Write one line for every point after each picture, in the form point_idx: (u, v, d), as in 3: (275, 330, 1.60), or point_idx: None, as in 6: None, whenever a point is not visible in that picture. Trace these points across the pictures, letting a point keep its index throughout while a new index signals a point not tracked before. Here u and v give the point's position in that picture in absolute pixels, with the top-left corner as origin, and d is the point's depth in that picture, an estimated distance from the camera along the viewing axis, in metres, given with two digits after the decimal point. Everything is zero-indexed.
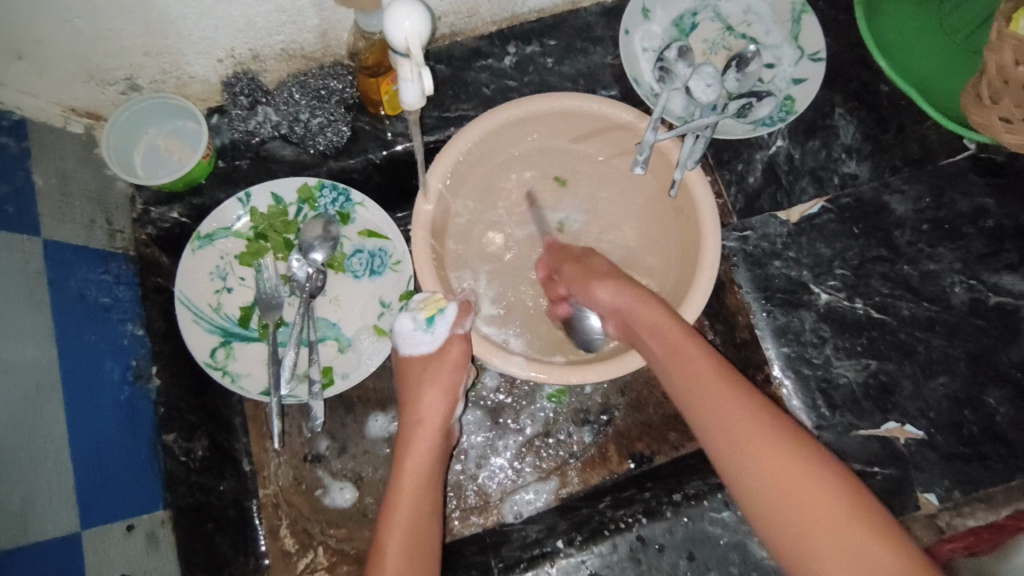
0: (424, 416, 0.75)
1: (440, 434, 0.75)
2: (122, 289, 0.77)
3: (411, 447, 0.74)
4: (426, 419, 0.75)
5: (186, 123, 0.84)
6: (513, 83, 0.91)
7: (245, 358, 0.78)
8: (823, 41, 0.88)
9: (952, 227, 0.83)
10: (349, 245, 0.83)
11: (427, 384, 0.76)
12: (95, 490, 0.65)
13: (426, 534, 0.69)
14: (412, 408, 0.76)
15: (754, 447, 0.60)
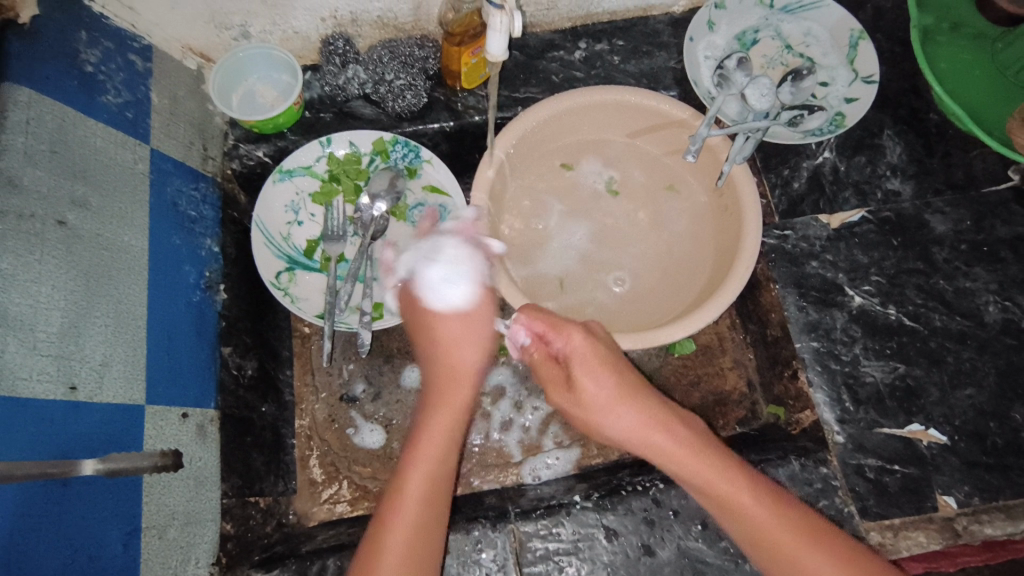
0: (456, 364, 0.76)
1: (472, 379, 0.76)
2: (206, 207, 0.85)
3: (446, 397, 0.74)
4: (457, 366, 0.76)
5: (283, 75, 0.92)
6: (580, 75, 0.98)
7: (306, 284, 0.86)
8: (876, 67, 0.93)
9: (990, 251, 0.86)
10: (412, 198, 0.91)
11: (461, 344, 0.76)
12: (161, 370, 0.72)
13: (440, 499, 0.67)
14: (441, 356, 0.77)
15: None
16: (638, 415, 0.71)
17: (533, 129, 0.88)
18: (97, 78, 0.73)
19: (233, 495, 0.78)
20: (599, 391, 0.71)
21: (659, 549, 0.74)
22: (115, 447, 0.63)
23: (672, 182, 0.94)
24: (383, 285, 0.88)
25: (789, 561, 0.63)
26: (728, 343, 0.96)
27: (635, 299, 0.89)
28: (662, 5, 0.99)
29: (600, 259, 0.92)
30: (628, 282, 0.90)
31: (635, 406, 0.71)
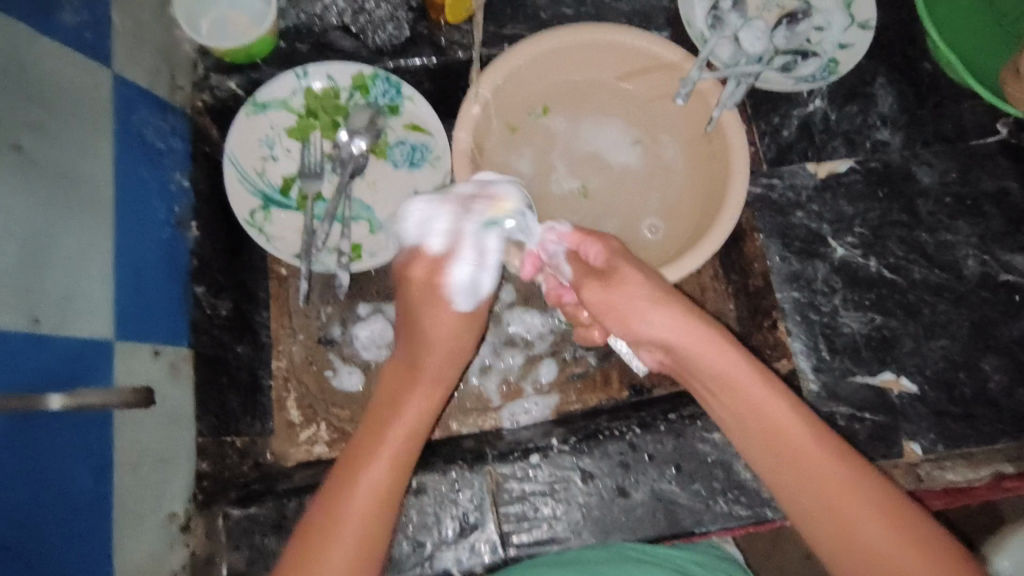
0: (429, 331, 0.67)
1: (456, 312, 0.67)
2: (176, 140, 0.82)
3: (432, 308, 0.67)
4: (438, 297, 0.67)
5: (256, 3, 0.87)
6: (570, 12, 0.94)
7: (282, 223, 0.83)
8: (874, 12, 0.90)
9: (974, 204, 0.86)
10: (392, 136, 0.87)
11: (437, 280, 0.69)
12: (130, 306, 0.70)
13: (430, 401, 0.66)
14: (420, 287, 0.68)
15: (829, 508, 0.56)
16: (677, 323, 0.60)
17: (517, 69, 0.85)
18: None
19: (209, 434, 0.77)
20: (654, 319, 0.60)
21: (633, 491, 0.75)
22: (81, 382, 0.62)
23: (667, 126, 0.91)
24: (363, 225, 0.86)
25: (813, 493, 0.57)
26: (710, 293, 0.96)
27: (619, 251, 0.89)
28: None
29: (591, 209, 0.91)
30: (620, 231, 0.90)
31: (675, 313, 0.60)
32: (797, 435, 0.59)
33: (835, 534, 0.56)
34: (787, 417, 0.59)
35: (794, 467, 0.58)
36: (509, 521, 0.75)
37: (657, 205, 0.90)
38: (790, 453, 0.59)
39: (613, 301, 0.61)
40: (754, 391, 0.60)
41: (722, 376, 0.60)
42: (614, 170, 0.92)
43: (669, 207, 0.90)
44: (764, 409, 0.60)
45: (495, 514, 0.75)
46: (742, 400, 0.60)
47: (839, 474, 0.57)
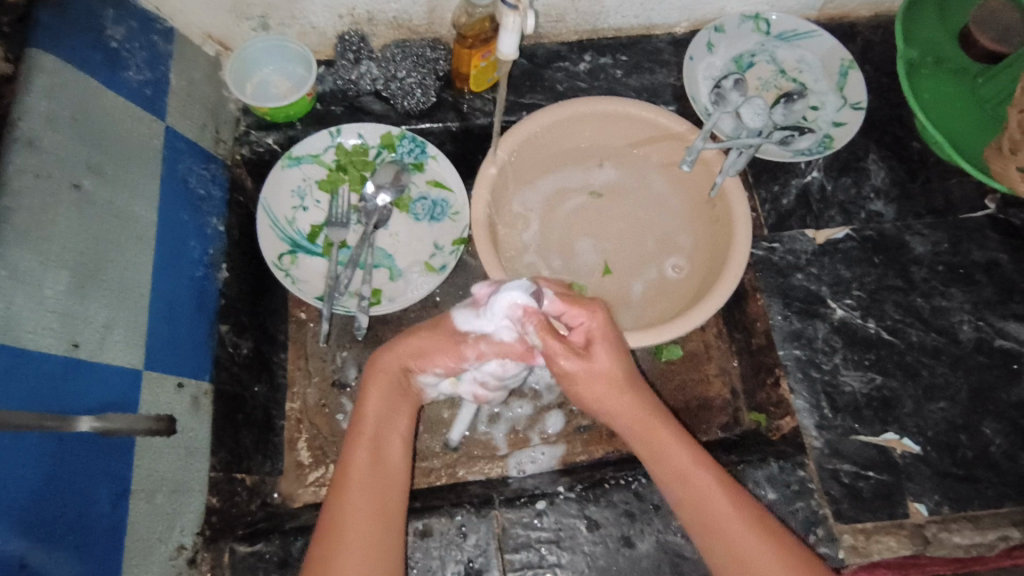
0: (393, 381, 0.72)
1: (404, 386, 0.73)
2: (215, 188, 0.88)
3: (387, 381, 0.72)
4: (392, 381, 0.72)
5: (297, 69, 0.95)
6: (583, 85, 1.02)
7: (307, 267, 0.87)
8: (865, 95, 0.98)
9: (966, 273, 0.90)
10: (415, 191, 0.93)
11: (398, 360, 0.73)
12: (160, 338, 0.73)
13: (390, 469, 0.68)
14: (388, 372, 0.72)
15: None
16: (635, 399, 0.69)
17: (535, 134, 0.92)
18: (120, 54, 0.76)
19: (221, 470, 0.78)
20: (610, 401, 0.68)
21: (638, 541, 0.76)
22: (110, 408, 0.64)
23: (659, 181, 0.98)
24: (383, 273, 0.89)
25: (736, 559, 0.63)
26: (714, 351, 0.99)
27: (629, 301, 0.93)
28: (664, 25, 1.04)
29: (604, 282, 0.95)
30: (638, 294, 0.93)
31: (637, 388, 0.69)
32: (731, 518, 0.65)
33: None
34: (720, 491, 0.66)
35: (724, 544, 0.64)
36: (514, 568, 0.75)
37: (667, 260, 0.95)
38: (713, 525, 0.65)
39: (592, 372, 0.67)
40: (699, 479, 0.67)
41: (649, 446, 0.69)
42: (625, 225, 0.97)
43: (677, 263, 0.94)
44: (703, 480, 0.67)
45: (500, 560, 0.75)
46: (682, 467, 0.67)
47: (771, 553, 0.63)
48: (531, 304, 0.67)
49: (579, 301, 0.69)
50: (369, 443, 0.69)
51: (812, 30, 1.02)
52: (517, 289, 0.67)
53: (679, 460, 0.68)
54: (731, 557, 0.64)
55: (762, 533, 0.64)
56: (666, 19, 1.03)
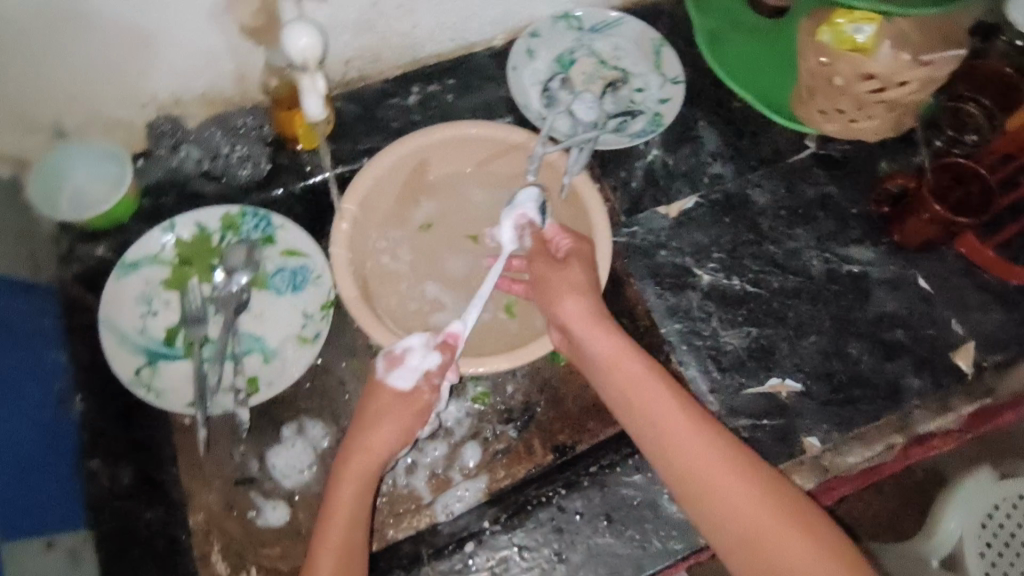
0: (370, 450, 0.78)
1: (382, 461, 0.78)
2: (46, 320, 0.81)
3: (361, 453, 0.78)
4: (371, 450, 0.78)
5: (111, 166, 0.88)
6: (418, 118, 1.02)
7: (171, 374, 0.81)
8: (681, 69, 1.04)
9: (805, 212, 0.96)
10: (271, 264, 0.88)
11: (383, 419, 0.79)
12: (16, 504, 0.68)
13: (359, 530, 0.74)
14: (365, 445, 0.78)
15: (745, 526, 0.65)
16: (608, 340, 0.78)
17: (382, 176, 0.92)
18: None
19: None
20: (582, 316, 0.79)
21: (570, 553, 0.84)
22: None
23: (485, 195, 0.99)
24: (256, 357, 0.84)
25: (718, 502, 0.67)
26: None
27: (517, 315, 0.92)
28: (482, 41, 1.05)
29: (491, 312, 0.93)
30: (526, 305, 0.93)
31: (610, 332, 0.78)
32: (714, 458, 0.69)
33: (720, 519, 0.67)
34: (706, 439, 0.70)
35: (705, 482, 0.68)
36: None
37: None
38: (695, 472, 0.69)
39: (553, 281, 0.81)
40: (698, 438, 0.70)
41: (626, 384, 0.76)
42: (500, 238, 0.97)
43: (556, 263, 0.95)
44: (681, 431, 0.71)
45: None
46: (667, 416, 0.72)
47: (759, 499, 0.66)
48: (536, 219, 0.87)
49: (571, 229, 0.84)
50: (343, 519, 0.74)
51: (619, 18, 1.07)
52: (528, 201, 0.87)
53: (671, 412, 0.72)
54: (715, 499, 0.67)
55: (753, 482, 0.67)
56: (481, 35, 1.04)
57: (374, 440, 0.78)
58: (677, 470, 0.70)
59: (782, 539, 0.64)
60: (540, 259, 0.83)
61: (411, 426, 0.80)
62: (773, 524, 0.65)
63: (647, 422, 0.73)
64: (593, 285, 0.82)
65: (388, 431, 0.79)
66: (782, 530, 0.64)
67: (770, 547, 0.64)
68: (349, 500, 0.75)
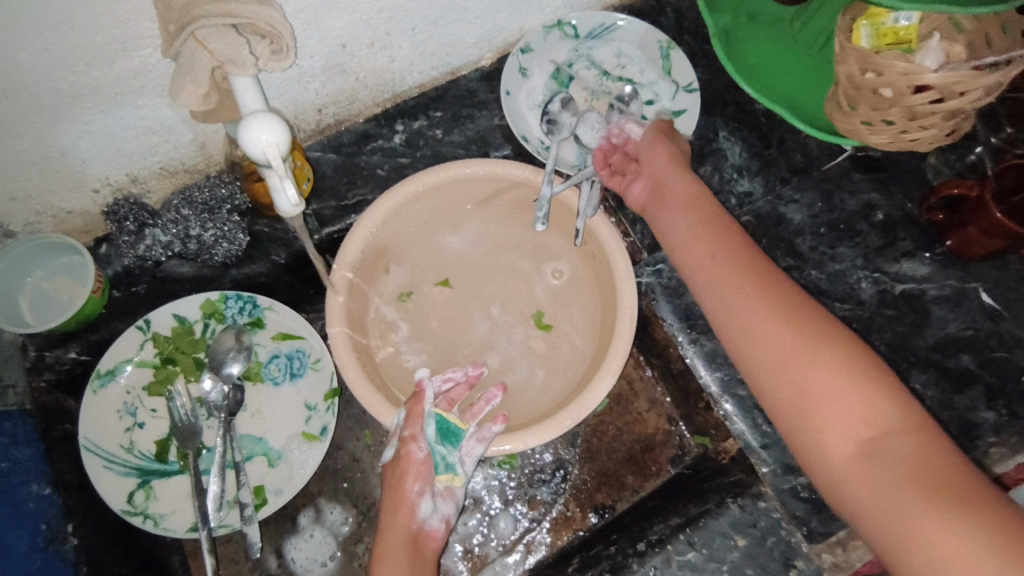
0: (396, 528, 0.75)
1: (410, 534, 0.75)
2: (21, 449, 0.72)
3: (386, 535, 0.75)
4: (396, 528, 0.75)
5: (71, 257, 0.81)
6: (407, 160, 0.92)
7: (167, 494, 0.74)
8: (693, 73, 0.92)
9: (847, 226, 0.87)
10: (265, 352, 0.80)
11: (399, 494, 0.76)
12: None
13: None
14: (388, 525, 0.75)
15: (804, 391, 0.59)
16: (677, 202, 0.75)
17: (372, 236, 0.82)
18: None
19: None
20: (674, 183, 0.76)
21: None
22: None
23: (463, 241, 0.89)
24: (260, 461, 0.77)
25: (787, 365, 0.60)
26: (638, 384, 0.91)
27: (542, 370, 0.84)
28: (469, 63, 0.93)
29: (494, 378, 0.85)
30: (535, 358, 0.84)
31: (683, 197, 0.75)
32: (788, 325, 0.61)
33: (785, 381, 0.60)
34: (782, 300, 0.63)
35: (772, 349, 0.61)
36: None
37: (567, 313, 0.86)
38: (759, 336, 0.63)
39: (649, 165, 0.79)
40: (772, 313, 0.63)
41: (692, 240, 0.71)
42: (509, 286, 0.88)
43: (577, 310, 0.86)
44: (754, 286, 0.65)
45: None
46: (737, 276, 0.66)
47: (835, 365, 0.58)
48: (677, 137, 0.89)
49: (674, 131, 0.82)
50: None
51: (618, 20, 0.94)
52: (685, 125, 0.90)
53: (744, 275, 0.66)
54: (774, 366, 0.61)
55: (833, 350, 0.59)
56: (466, 58, 0.92)
57: (396, 517, 0.75)
58: (736, 333, 0.64)
59: (846, 407, 0.56)
60: (654, 141, 0.80)
61: (410, 487, 0.76)
62: (843, 394, 0.57)
63: (708, 285, 0.68)
64: (684, 164, 0.78)
65: (405, 503, 0.76)
66: (846, 398, 0.57)
67: (826, 409, 0.57)
68: None
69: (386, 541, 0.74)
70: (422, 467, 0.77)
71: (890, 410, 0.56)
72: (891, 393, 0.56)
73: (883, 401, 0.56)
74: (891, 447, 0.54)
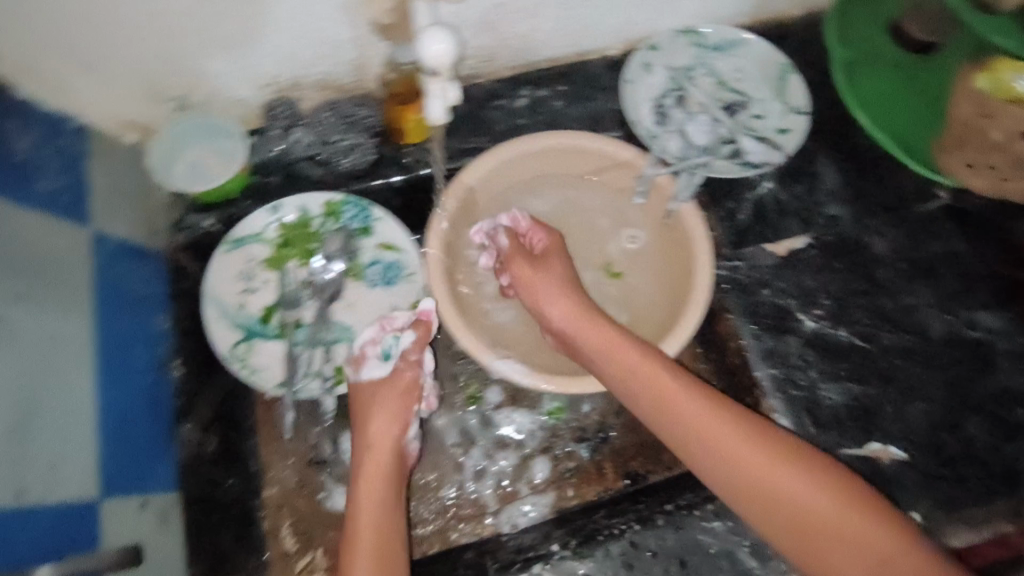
0: (372, 443, 0.78)
1: (391, 448, 0.78)
2: (154, 285, 0.84)
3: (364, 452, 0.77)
4: (375, 443, 0.77)
5: (226, 142, 0.89)
6: (525, 122, 1.00)
7: (263, 353, 0.84)
8: (806, 98, 0.98)
9: (927, 267, 0.90)
10: (367, 256, 0.89)
11: (375, 412, 0.79)
12: (117, 460, 0.70)
13: (388, 529, 0.72)
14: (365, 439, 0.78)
15: (796, 516, 0.66)
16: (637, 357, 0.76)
17: (483, 180, 0.90)
18: (30, 165, 0.71)
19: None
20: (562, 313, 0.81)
21: None
22: (65, 550, 0.61)
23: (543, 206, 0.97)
24: (344, 346, 0.86)
25: (807, 542, 0.65)
26: (693, 373, 0.96)
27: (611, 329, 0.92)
28: (599, 49, 1.02)
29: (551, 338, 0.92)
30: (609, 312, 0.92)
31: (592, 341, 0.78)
32: (778, 462, 0.68)
33: (781, 511, 0.67)
34: (780, 464, 0.68)
35: (818, 531, 0.65)
36: None
37: (643, 284, 0.93)
38: (758, 488, 0.68)
39: (537, 274, 0.84)
40: (778, 463, 0.68)
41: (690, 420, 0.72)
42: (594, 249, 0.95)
43: (651, 284, 0.93)
44: (758, 471, 0.68)
45: None
46: (730, 431, 0.70)
47: (854, 512, 0.65)
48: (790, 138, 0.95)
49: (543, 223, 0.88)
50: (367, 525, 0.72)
51: (745, 38, 1.01)
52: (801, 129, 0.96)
53: (719, 418, 0.71)
54: (797, 536, 0.66)
55: (824, 489, 0.66)
56: (599, 44, 1.00)
57: (372, 434, 0.78)
58: (735, 484, 0.69)
59: (874, 545, 0.63)
60: (522, 259, 0.85)
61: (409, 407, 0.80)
62: (850, 520, 0.65)
63: (724, 463, 0.70)
64: (572, 277, 0.85)
65: (382, 423, 0.78)
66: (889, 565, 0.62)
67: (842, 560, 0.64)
68: (368, 500, 0.74)
69: (361, 455, 0.77)
70: (405, 393, 0.80)
71: (880, 535, 0.63)
72: (882, 513, 0.65)
73: (897, 532, 0.63)
74: (897, 568, 0.61)
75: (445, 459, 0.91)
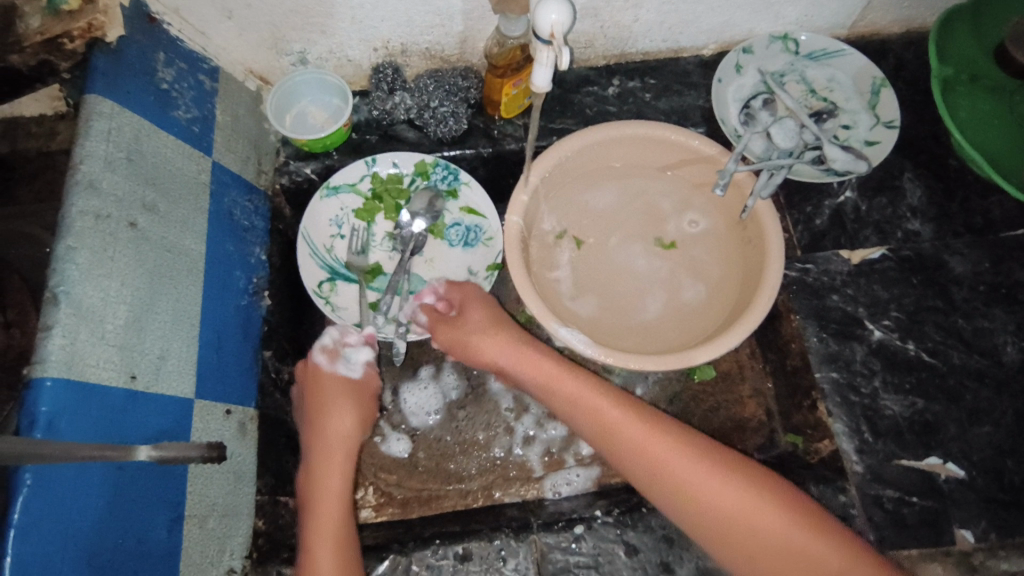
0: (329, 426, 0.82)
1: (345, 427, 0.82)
2: (257, 218, 0.91)
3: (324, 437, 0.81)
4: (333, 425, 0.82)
5: (334, 100, 0.97)
6: (613, 109, 1.03)
7: (346, 294, 0.91)
8: (897, 113, 0.98)
9: (1008, 293, 0.88)
10: (450, 218, 0.96)
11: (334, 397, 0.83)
12: (210, 367, 0.77)
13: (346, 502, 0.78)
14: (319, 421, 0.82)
15: (733, 535, 0.68)
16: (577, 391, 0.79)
17: (567, 158, 0.93)
18: (171, 94, 0.79)
19: (266, 492, 0.82)
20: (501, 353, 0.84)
21: (677, 566, 0.79)
22: (164, 436, 0.68)
23: (613, 195, 0.99)
24: None
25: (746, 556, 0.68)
26: (748, 371, 0.99)
27: (684, 304, 0.93)
28: (693, 48, 1.05)
29: (622, 319, 0.92)
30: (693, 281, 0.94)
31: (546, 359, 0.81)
32: (715, 485, 0.70)
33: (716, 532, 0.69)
34: (716, 481, 0.70)
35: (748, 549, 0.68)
36: None
37: (715, 266, 0.94)
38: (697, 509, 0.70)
39: (467, 328, 0.85)
40: (712, 480, 0.70)
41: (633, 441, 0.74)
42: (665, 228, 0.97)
43: (721, 271, 0.94)
44: (697, 491, 0.70)
45: None
46: (664, 452, 0.72)
47: (796, 528, 0.67)
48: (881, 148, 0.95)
49: (452, 284, 0.90)
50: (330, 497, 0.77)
51: (841, 49, 1.01)
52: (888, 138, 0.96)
53: (653, 443, 0.73)
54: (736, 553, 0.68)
55: (765, 504, 0.68)
56: (694, 42, 1.04)
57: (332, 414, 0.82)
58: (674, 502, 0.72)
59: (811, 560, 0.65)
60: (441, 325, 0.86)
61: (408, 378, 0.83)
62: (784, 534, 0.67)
63: (663, 484, 0.72)
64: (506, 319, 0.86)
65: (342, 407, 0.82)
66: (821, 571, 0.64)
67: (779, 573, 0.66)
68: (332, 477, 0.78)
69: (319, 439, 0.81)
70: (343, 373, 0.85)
71: (813, 545, 0.66)
72: (820, 526, 0.66)
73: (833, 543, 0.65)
74: None
75: (498, 420, 0.95)
